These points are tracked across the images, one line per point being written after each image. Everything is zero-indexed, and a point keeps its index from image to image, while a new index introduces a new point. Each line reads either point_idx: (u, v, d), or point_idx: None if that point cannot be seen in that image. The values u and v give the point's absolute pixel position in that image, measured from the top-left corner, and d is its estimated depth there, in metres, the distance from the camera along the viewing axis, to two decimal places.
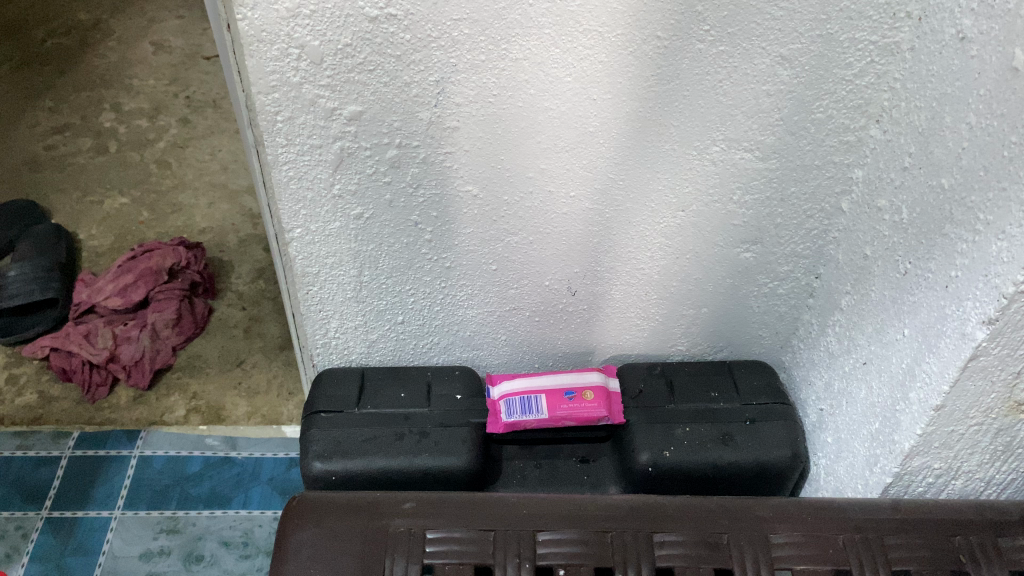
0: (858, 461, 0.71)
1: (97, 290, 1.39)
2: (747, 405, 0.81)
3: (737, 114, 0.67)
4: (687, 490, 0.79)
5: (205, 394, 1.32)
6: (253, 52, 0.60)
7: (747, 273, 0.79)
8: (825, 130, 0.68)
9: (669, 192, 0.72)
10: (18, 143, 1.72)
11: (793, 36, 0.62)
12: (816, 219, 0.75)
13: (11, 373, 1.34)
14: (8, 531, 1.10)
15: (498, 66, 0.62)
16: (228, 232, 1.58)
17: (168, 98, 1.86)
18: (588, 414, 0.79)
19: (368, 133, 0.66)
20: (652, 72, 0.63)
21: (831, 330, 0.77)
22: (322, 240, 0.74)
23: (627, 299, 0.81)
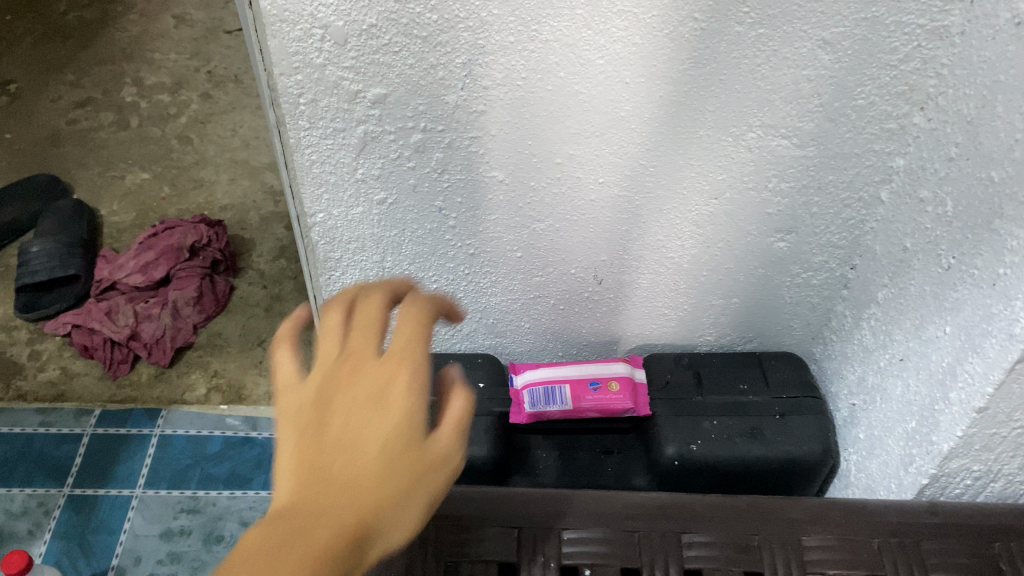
0: (892, 459, 0.69)
1: (119, 267, 1.39)
2: (776, 398, 0.79)
3: (775, 100, 0.64)
4: (713, 486, 0.77)
5: (225, 372, 1.31)
6: (275, 32, 0.58)
7: (780, 263, 0.77)
8: (866, 117, 0.65)
9: (702, 179, 0.70)
10: (41, 117, 1.72)
11: (837, 18, 0.59)
12: (854, 208, 0.72)
13: (34, 349, 1.34)
14: (30, 508, 1.10)
15: (528, 48, 0.60)
16: (250, 209, 1.57)
17: (190, 73, 1.85)
18: (614, 406, 0.77)
19: (393, 116, 0.64)
20: (688, 55, 0.61)
21: (866, 323, 0.75)
22: (345, 225, 0.72)
23: (654, 287, 0.80)
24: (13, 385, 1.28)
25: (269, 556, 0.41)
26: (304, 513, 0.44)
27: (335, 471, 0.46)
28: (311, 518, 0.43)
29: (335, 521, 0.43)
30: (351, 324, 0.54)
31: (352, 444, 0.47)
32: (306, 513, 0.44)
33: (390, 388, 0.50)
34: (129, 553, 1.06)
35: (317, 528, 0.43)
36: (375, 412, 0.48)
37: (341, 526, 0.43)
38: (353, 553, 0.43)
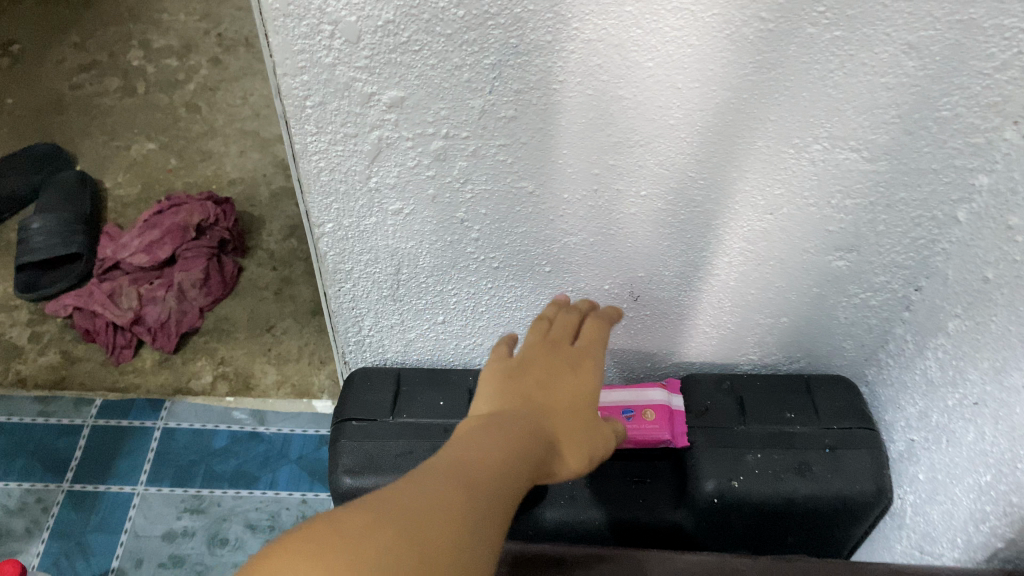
0: (959, 511, 0.62)
1: (122, 245, 1.33)
2: (826, 430, 0.72)
3: (847, 109, 0.56)
4: (755, 523, 0.71)
5: (232, 359, 1.26)
6: (278, 28, 0.50)
7: (837, 283, 0.70)
8: (949, 130, 0.57)
9: (757, 193, 0.62)
10: (43, 81, 1.65)
11: (928, 20, 0.51)
12: (925, 228, 0.64)
13: (35, 331, 1.28)
14: (28, 504, 1.06)
15: (567, 48, 0.52)
16: (260, 184, 1.50)
17: (199, 36, 1.76)
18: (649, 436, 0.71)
19: (411, 122, 0.57)
20: (750, 59, 0.53)
21: (931, 353, 0.67)
22: (356, 236, 0.66)
23: (695, 305, 0.73)
24: (12, 369, 1.23)
25: (493, 442, 0.47)
26: (517, 426, 0.50)
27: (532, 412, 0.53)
28: (523, 431, 0.50)
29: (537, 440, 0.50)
30: (551, 322, 0.63)
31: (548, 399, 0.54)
32: (515, 426, 0.50)
33: (584, 366, 0.59)
34: (130, 555, 1.01)
35: (527, 440, 0.49)
36: (569, 378, 0.57)
37: (542, 446, 0.50)
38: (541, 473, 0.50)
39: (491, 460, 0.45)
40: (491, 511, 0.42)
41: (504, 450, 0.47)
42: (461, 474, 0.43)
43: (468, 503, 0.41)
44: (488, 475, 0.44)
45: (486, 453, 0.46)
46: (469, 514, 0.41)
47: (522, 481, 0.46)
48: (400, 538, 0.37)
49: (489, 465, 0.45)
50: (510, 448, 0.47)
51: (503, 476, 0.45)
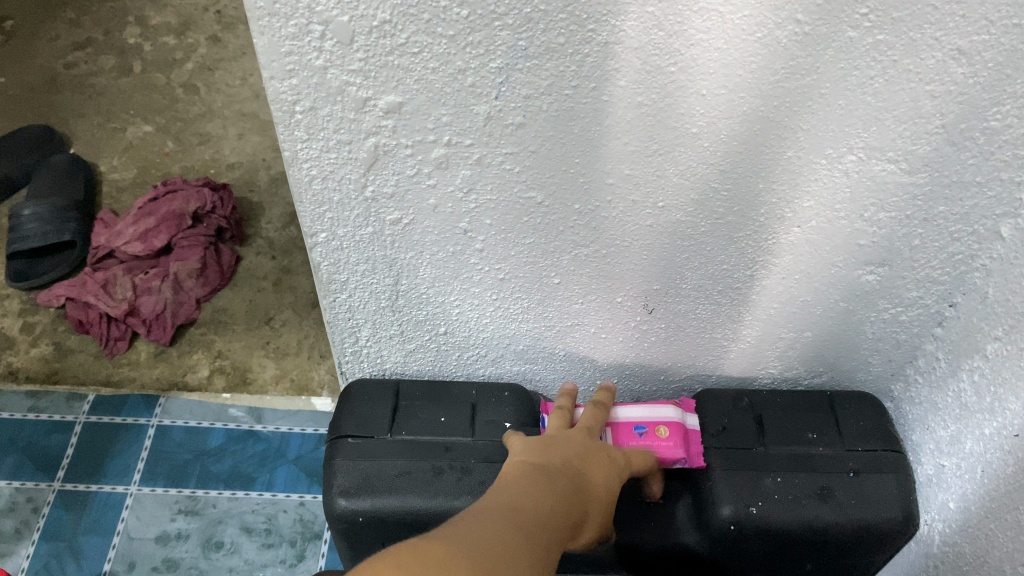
0: (994, 548, 0.58)
1: (116, 234, 1.29)
2: (850, 452, 0.68)
3: (886, 118, 0.51)
4: (773, 550, 0.68)
5: (230, 353, 1.22)
6: (263, 28, 0.46)
7: (866, 298, 0.65)
8: (997, 141, 0.52)
9: (784, 205, 0.58)
10: (37, 59, 1.59)
11: (981, 24, 0.46)
12: (964, 242, 0.60)
13: (27, 321, 1.25)
14: (18, 504, 1.03)
15: (582, 52, 0.47)
16: (259, 169, 1.45)
17: (198, 13, 1.71)
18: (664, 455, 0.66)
19: (409, 128, 0.52)
20: (783, 64, 0.48)
21: (966, 375, 0.63)
22: (352, 246, 0.61)
23: (714, 318, 0.68)
24: (3, 361, 1.19)
25: (541, 492, 0.51)
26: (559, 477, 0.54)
27: (571, 465, 0.56)
28: (567, 486, 0.53)
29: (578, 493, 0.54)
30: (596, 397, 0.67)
31: (589, 458, 0.58)
32: (559, 478, 0.54)
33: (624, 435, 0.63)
34: (122, 559, 0.98)
35: (569, 492, 0.53)
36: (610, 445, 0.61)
37: (583, 503, 0.54)
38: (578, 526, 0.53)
39: (542, 510, 0.49)
40: (543, 555, 0.46)
41: (551, 500, 0.51)
42: (518, 521, 0.47)
43: (526, 547, 0.45)
44: (539, 522, 0.48)
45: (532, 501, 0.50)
46: (527, 556, 0.44)
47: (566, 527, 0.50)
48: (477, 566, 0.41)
49: (540, 514, 0.49)
50: (556, 499, 0.51)
51: (553, 524, 0.49)
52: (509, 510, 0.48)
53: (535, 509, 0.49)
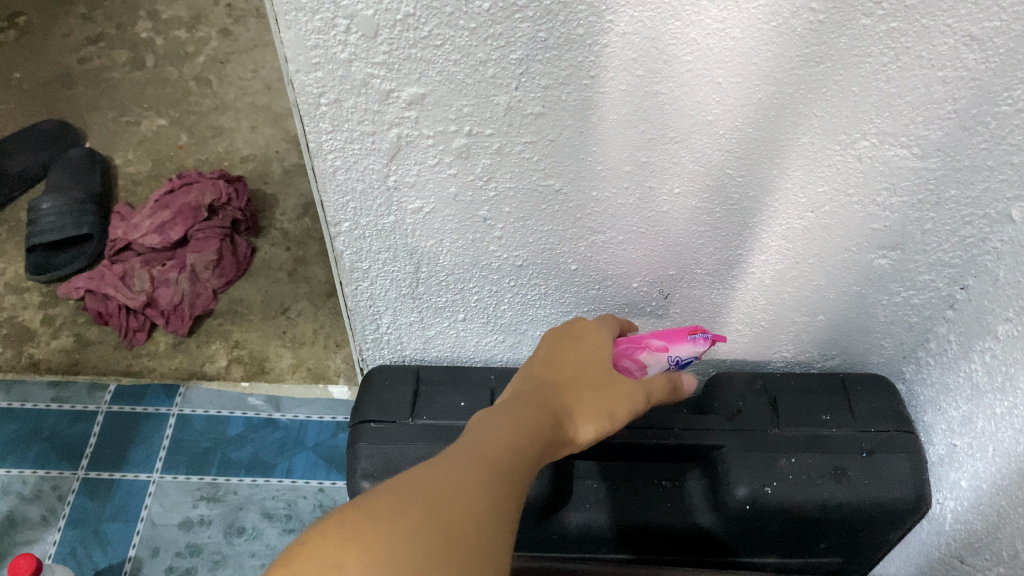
0: (1006, 524, 0.59)
1: (134, 226, 1.30)
2: (863, 432, 0.70)
3: (899, 104, 0.52)
4: (788, 529, 0.69)
5: (247, 342, 1.24)
6: (290, 22, 0.47)
7: (879, 281, 0.66)
8: (1008, 126, 0.53)
9: (798, 191, 0.59)
10: (50, 54, 1.61)
11: (992, 11, 0.47)
12: (975, 226, 0.61)
13: (47, 313, 1.27)
14: (44, 491, 1.05)
15: (600, 42, 0.48)
16: (273, 161, 1.47)
17: (208, 7, 1.72)
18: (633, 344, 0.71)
19: (431, 119, 0.53)
20: (798, 52, 0.49)
21: (978, 356, 0.64)
22: (374, 235, 0.63)
23: (729, 302, 0.70)
24: (25, 352, 1.21)
25: (504, 423, 0.46)
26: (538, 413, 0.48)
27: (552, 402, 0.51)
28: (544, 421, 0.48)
29: (549, 415, 0.49)
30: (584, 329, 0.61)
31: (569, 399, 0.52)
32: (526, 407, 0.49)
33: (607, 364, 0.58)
34: (147, 544, 1.00)
35: (539, 418, 0.48)
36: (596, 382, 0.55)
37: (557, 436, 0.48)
38: (555, 450, 0.48)
39: (509, 445, 0.43)
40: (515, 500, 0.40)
41: (516, 433, 0.45)
42: (482, 464, 0.41)
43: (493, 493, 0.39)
44: (506, 458, 0.42)
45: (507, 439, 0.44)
46: (496, 506, 0.38)
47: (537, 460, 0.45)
48: (432, 524, 0.35)
49: (505, 450, 0.43)
50: (525, 428, 0.46)
51: (519, 461, 0.43)
52: (468, 449, 0.42)
53: (498, 444, 0.43)
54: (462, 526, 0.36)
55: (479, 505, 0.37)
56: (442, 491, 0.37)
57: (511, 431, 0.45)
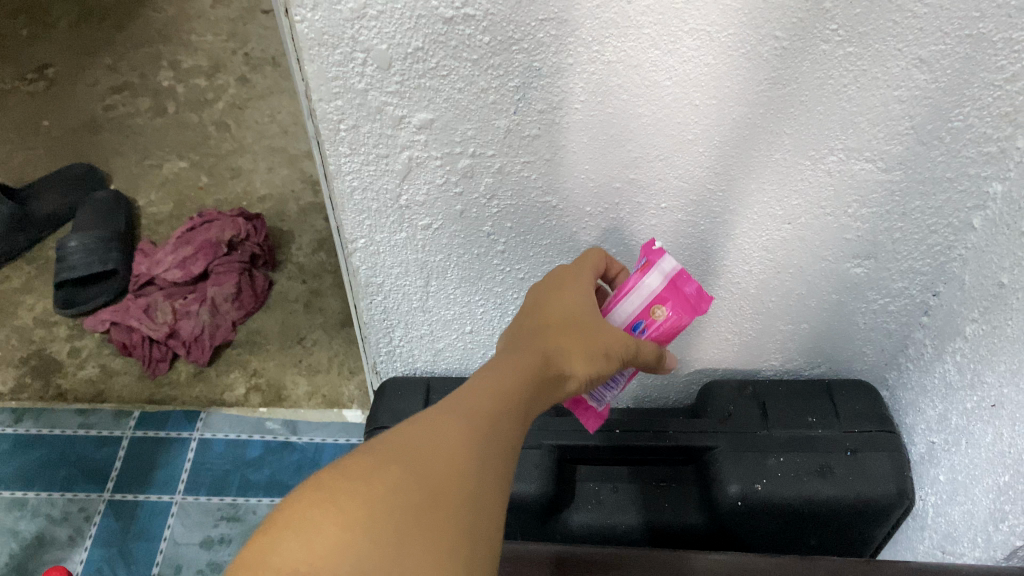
0: (978, 511, 0.64)
1: (157, 261, 1.37)
2: (847, 433, 0.74)
3: (860, 122, 0.58)
4: (778, 525, 0.73)
5: (264, 371, 1.29)
6: (313, 56, 0.53)
7: (856, 289, 0.71)
8: (962, 139, 0.59)
9: (775, 204, 0.64)
10: (77, 102, 1.69)
11: (937, 36, 0.52)
12: (941, 234, 0.66)
13: (73, 345, 1.32)
14: (71, 513, 1.09)
15: (588, 70, 0.54)
16: (289, 199, 1.53)
17: (227, 56, 1.80)
18: (620, 293, 0.60)
19: (439, 142, 0.59)
20: (766, 76, 0.55)
21: (949, 357, 0.69)
22: (387, 251, 0.69)
23: (717, 312, 0.75)
24: (53, 383, 1.26)
25: (487, 374, 0.47)
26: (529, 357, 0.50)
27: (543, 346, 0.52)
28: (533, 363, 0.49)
29: (536, 359, 0.50)
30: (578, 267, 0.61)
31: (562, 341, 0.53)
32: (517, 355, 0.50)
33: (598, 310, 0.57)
34: (169, 562, 1.04)
35: (527, 362, 0.49)
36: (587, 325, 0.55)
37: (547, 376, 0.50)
38: (545, 390, 0.50)
39: (496, 395, 0.44)
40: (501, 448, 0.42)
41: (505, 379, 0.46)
42: (467, 414, 0.42)
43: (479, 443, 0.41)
44: (493, 409, 0.43)
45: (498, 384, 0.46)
46: (480, 459, 0.40)
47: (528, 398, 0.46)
48: (411, 482, 0.37)
49: (491, 398, 0.44)
50: (509, 375, 0.47)
51: (509, 404, 0.44)
52: (453, 400, 0.43)
53: (485, 389, 0.45)
54: (442, 483, 0.37)
55: (462, 461, 0.39)
56: (422, 449, 0.38)
57: (497, 379, 0.46)
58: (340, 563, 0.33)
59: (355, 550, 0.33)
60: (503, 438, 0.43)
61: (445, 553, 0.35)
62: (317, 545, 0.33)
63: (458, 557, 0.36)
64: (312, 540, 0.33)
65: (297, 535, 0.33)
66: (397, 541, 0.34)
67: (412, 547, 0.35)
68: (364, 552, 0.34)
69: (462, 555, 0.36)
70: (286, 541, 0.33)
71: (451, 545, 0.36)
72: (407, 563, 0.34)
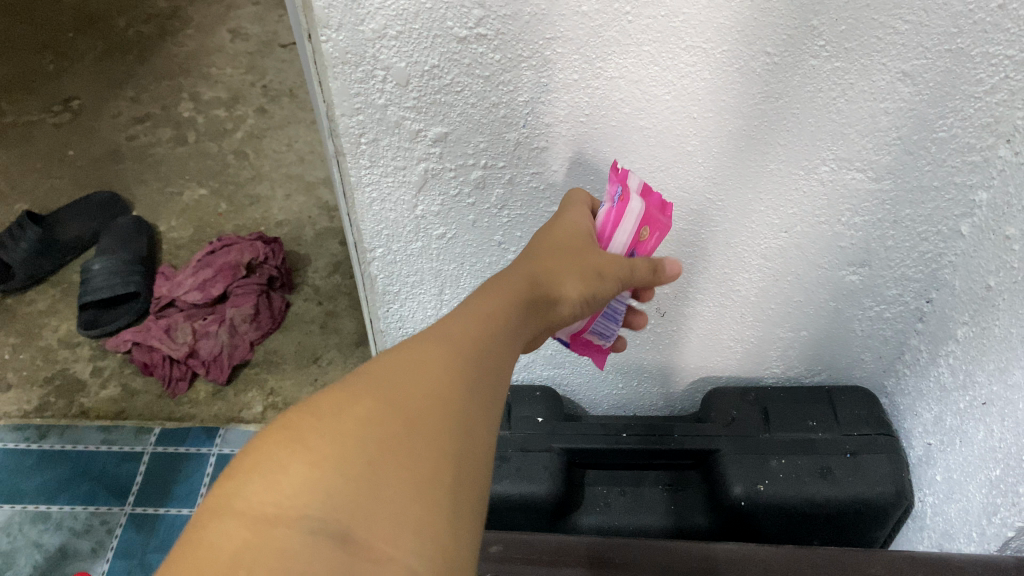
0: (972, 507, 0.68)
1: (177, 284, 1.41)
2: (847, 436, 0.77)
3: (850, 133, 0.61)
4: (782, 525, 0.76)
5: (281, 390, 1.32)
6: (337, 74, 0.57)
7: (852, 296, 0.74)
8: (947, 149, 0.62)
9: (772, 213, 0.67)
10: (101, 133, 1.75)
11: (919, 51, 0.55)
12: (932, 242, 0.69)
13: (95, 365, 1.35)
14: (93, 526, 1.12)
15: (593, 85, 0.58)
16: (305, 225, 1.58)
17: (245, 88, 1.86)
18: (605, 230, 0.59)
19: (453, 154, 0.63)
20: (759, 90, 0.57)
21: (943, 361, 0.72)
22: (404, 260, 0.74)
23: (719, 319, 0.78)
24: (75, 401, 1.29)
25: (467, 308, 0.48)
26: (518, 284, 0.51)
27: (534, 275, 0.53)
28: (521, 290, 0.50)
29: (526, 287, 0.51)
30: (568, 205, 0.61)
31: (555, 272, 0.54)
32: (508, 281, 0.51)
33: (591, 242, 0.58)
34: None
35: (516, 288, 0.50)
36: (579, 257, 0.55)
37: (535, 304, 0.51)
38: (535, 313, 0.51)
39: (475, 330, 0.45)
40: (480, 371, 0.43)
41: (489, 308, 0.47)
42: (443, 348, 0.43)
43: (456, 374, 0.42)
44: (469, 336, 0.44)
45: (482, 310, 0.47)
46: (455, 395, 0.41)
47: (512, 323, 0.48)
48: (380, 416, 0.37)
49: (470, 331, 0.45)
50: (490, 310, 0.48)
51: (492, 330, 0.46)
52: (436, 330, 0.44)
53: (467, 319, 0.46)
54: (417, 417, 0.38)
55: (437, 390, 0.40)
56: (395, 386, 0.39)
57: (479, 314, 0.47)
58: (309, 500, 0.33)
59: (323, 485, 0.34)
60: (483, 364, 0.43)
61: (421, 485, 0.36)
62: (285, 485, 0.34)
63: (437, 487, 0.36)
64: (280, 480, 0.34)
65: (264, 477, 0.34)
66: (368, 474, 0.35)
67: (384, 478, 0.35)
68: (335, 485, 0.34)
69: (441, 485, 0.36)
70: (253, 484, 0.34)
71: (427, 477, 0.36)
72: (380, 495, 0.35)
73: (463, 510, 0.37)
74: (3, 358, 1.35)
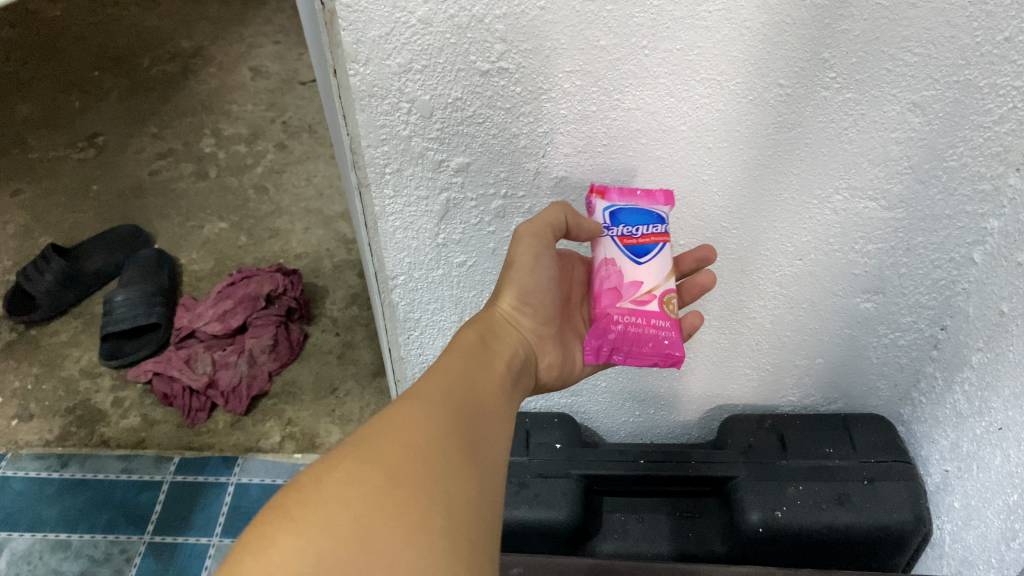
0: (991, 533, 0.68)
1: (198, 315, 1.42)
2: (864, 463, 0.78)
3: (862, 162, 0.62)
4: (802, 551, 0.77)
5: (299, 420, 1.33)
6: (364, 107, 0.59)
7: (867, 324, 0.75)
8: (958, 178, 0.63)
9: (787, 242, 0.68)
10: (125, 168, 1.79)
11: (928, 82, 0.56)
12: (945, 269, 0.70)
13: (117, 395, 1.37)
14: (112, 554, 1.13)
15: (610, 116, 0.60)
16: (323, 257, 1.60)
17: (266, 124, 1.90)
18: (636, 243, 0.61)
19: (474, 183, 0.65)
20: (773, 120, 0.59)
21: (959, 387, 0.73)
22: (424, 287, 0.76)
23: (734, 346, 0.79)
24: (96, 431, 1.31)
25: (428, 372, 0.51)
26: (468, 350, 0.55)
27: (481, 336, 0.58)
28: (471, 353, 0.55)
29: (472, 350, 0.56)
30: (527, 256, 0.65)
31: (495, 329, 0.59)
32: (461, 348, 0.56)
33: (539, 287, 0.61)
34: None
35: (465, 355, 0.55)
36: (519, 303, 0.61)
37: (482, 358, 0.55)
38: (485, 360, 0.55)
39: (439, 388, 0.49)
40: (438, 417, 0.46)
41: (445, 371, 0.51)
42: (411, 408, 0.46)
43: (425, 424, 0.45)
44: (432, 395, 0.48)
45: (436, 374, 0.51)
46: (430, 445, 0.44)
47: (465, 378, 0.52)
48: (362, 487, 0.40)
49: (433, 389, 0.49)
50: (449, 369, 0.52)
51: (448, 385, 0.50)
52: (404, 395, 0.48)
53: (424, 382, 0.50)
54: (395, 472, 0.41)
55: (413, 446, 0.43)
56: (370, 449, 0.42)
57: (438, 373, 0.51)
58: (300, 565, 0.36)
59: (312, 553, 0.37)
60: (447, 413, 0.47)
61: (409, 540, 0.39)
62: (275, 557, 0.36)
63: (427, 536, 0.39)
64: (269, 553, 0.36)
65: (253, 553, 0.36)
66: (357, 537, 0.38)
67: (375, 536, 0.38)
68: (325, 546, 0.37)
69: (430, 534, 0.40)
70: (245, 561, 0.36)
71: (413, 528, 0.39)
72: (370, 553, 0.38)
73: (458, 554, 0.40)
74: (26, 389, 1.37)
